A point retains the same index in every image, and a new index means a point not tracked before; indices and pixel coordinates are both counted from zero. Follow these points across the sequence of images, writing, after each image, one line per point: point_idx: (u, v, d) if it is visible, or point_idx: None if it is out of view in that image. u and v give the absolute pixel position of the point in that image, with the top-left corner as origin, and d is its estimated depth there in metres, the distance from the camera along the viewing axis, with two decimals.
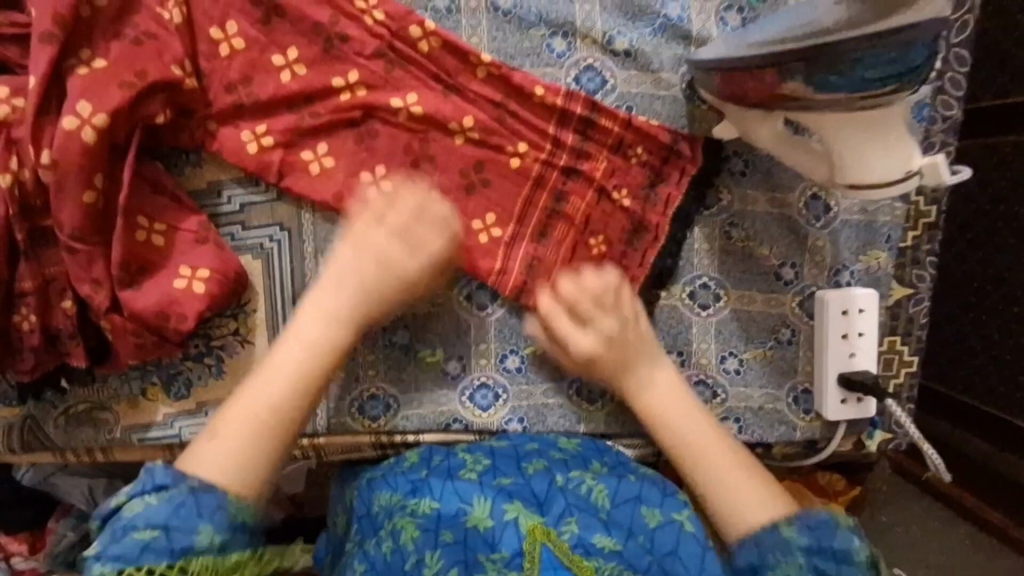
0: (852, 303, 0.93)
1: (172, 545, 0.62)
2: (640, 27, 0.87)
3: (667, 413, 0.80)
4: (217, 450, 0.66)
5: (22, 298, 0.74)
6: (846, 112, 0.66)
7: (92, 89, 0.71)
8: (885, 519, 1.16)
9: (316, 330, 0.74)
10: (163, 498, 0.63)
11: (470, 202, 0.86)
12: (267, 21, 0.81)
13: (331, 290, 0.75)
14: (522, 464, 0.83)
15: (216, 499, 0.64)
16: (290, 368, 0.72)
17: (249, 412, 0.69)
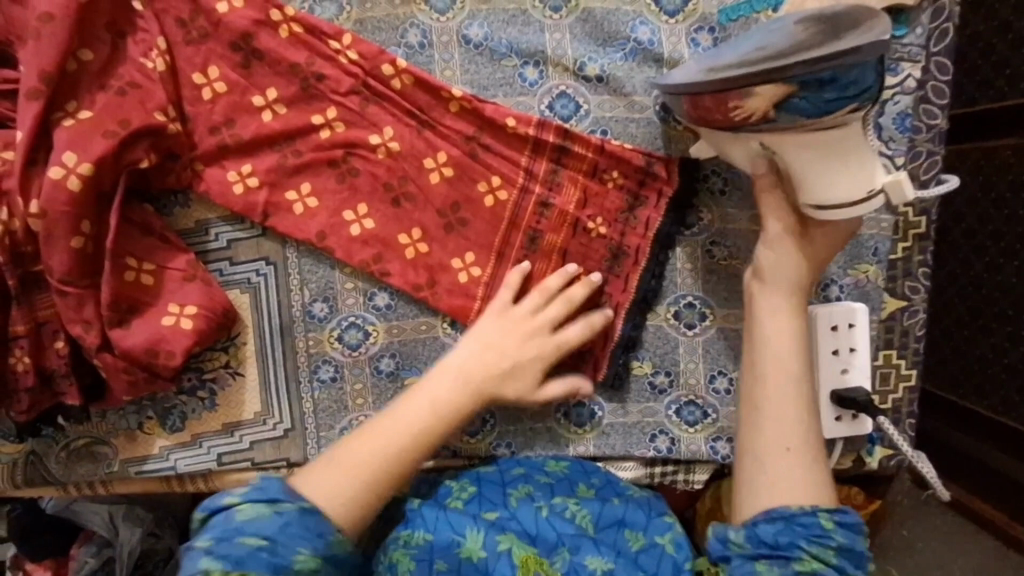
0: (842, 319, 0.91)
1: (273, 561, 0.62)
2: (610, 53, 0.88)
3: (769, 337, 0.75)
4: (344, 477, 0.71)
5: (16, 342, 0.77)
6: (814, 134, 0.67)
7: (78, 141, 0.75)
8: (906, 534, 1.10)
9: (445, 388, 0.78)
10: (275, 512, 0.65)
11: (448, 241, 0.88)
12: (247, 65, 0.84)
13: (471, 360, 0.80)
14: (507, 491, 0.81)
15: (326, 527, 0.66)
16: (420, 425, 0.75)
17: (376, 456, 0.72)
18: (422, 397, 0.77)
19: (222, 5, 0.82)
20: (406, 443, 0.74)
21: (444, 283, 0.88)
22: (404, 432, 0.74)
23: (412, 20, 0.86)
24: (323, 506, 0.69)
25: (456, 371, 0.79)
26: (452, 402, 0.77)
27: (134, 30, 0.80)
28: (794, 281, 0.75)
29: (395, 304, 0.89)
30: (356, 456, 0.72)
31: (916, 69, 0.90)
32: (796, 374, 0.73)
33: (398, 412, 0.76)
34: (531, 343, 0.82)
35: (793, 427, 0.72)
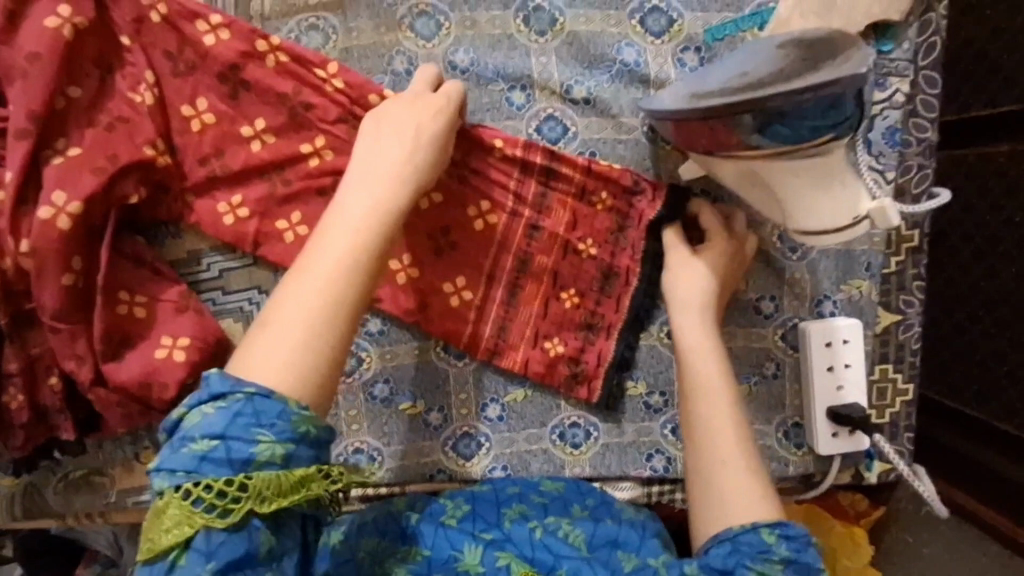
0: (835, 335, 0.91)
1: (231, 456, 0.53)
2: (597, 75, 0.89)
3: (697, 361, 0.80)
4: (278, 347, 0.57)
5: (9, 379, 0.77)
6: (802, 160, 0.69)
7: (67, 179, 0.75)
8: (910, 540, 1.08)
9: (357, 208, 0.65)
10: (221, 408, 0.54)
11: (440, 265, 0.89)
12: (235, 95, 0.83)
13: (373, 173, 0.68)
14: (502, 510, 0.82)
15: (280, 407, 0.55)
16: (346, 259, 0.61)
17: (319, 296, 0.60)
18: (338, 221, 0.64)
19: (209, 37, 0.82)
20: (345, 270, 0.61)
21: (436, 309, 0.90)
22: (335, 260, 0.61)
23: (398, 47, 0.87)
24: (277, 383, 0.56)
25: (371, 181, 0.67)
26: (375, 214, 0.65)
27: (121, 64, 0.81)
28: (701, 302, 0.84)
29: (387, 330, 0.91)
30: (291, 314, 0.59)
31: (904, 83, 0.89)
32: (722, 387, 0.79)
33: (320, 249, 0.62)
34: (426, 127, 0.74)
35: (726, 438, 0.76)
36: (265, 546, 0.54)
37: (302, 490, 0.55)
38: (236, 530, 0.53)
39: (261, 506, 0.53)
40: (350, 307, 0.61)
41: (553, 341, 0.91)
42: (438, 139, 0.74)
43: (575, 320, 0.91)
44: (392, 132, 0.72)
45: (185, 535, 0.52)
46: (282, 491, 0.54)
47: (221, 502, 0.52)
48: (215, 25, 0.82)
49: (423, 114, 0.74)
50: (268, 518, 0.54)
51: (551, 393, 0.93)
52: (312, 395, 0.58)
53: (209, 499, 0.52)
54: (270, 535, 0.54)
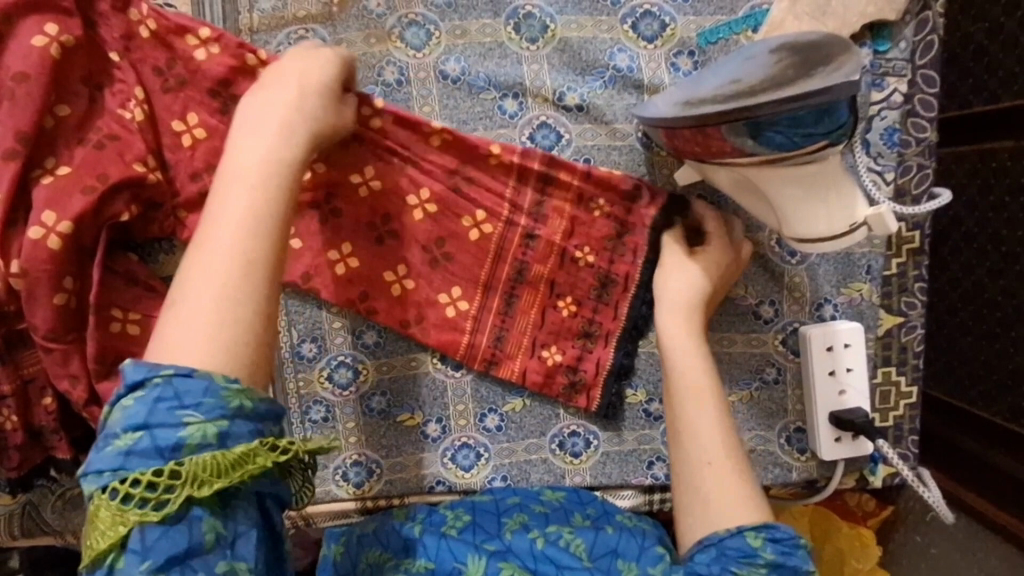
0: (837, 339, 0.90)
1: (159, 444, 0.50)
2: (589, 81, 0.88)
3: (678, 358, 0.80)
4: (191, 320, 0.54)
5: (1, 401, 0.76)
6: (797, 168, 0.70)
7: (56, 198, 0.75)
8: (919, 540, 1.08)
9: (247, 166, 0.61)
10: (139, 397, 0.51)
11: (435, 276, 0.89)
12: (227, 110, 0.82)
13: (259, 126, 0.65)
14: (502, 521, 0.80)
15: (204, 384, 0.51)
16: (248, 216, 0.58)
17: (225, 257, 0.56)
18: (231, 182, 0.60)
19: (199, 52, 0.80)
20: (249, 229, 0.58)
21: (432, 320, 0.89)
22: (236, 221, 0.58)
23: (388, 57, 0.86)
24: (200, 360, 0.53)
25: (260, 135, 0.64)
26: (268, 169, 0.62)
27: (112, 81, 0.80)
28: (690, 300, 0.83)
29: (383, 341, 0.91)
30: (201, 284, 0.55)
31: (902, 83, 0.88)
32: (704, 386, 0.78)
33: (217, 215, 0.59)
34: (312, 73, 0.70)
35: (710, 438, 0.76)
36: (211, 534, 0.50)
37: (244, 468, 0.51)
38: (175, 522, 0.49)
39: (198, 490, 0.49)
40: (264, 265, 0.58)
41: (550, 350, 0.91)
42: (328, 85, 0.71)
43: (573, 328, 0.90)
44: (272, 87, 0.68)
45: (119, 536, 0.49)
46: (220, 472, 0.50)
47: (152, 494, 0.49)
48: (205, 40, 0.80)
49: (308, 62, 0.71)
50: (209, 506, 0.51)
51: (550, 403, 0.92)
52: (244, 365, 0.54)
53: (139, 493, 0.49)
54: (215, 521, 0.50)
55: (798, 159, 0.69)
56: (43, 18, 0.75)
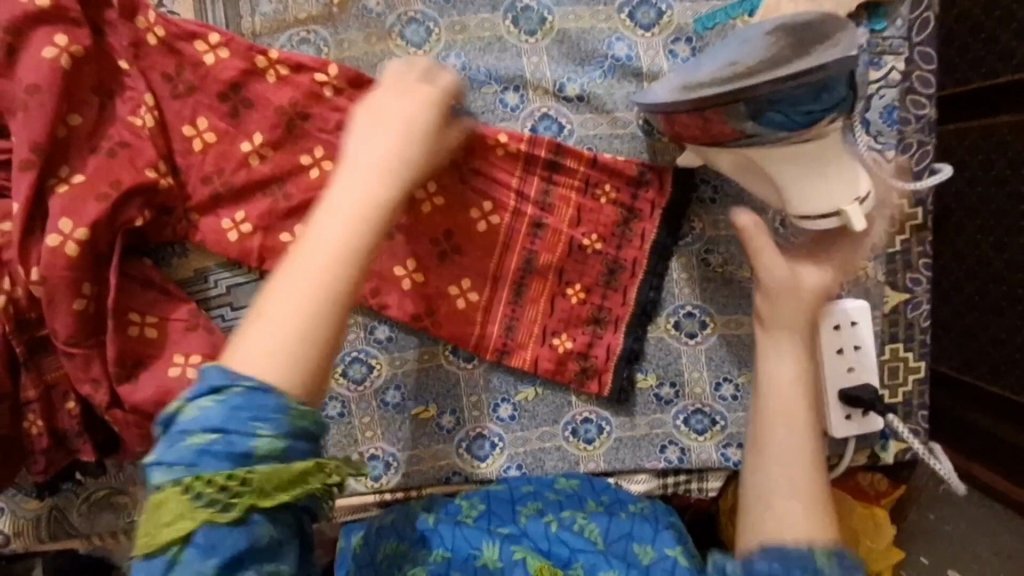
0: (843, 317, 0.91)
1: (231, 449, 0.50)
2: (589, 71, 0.89)
3: (777, 379, 0.69)
4: (274, 331, 0.53)
5: (27, 406, 0.78)
6: (790, 146, 0.73)
7: (73, 206, 0.76)
8: (933, 518, 1.08)
9: (362, 176, 0.58)
10: (219, 400, 0.50)
11: (444, 268, 0.90)
12: (235, 113, 0.84)
13: (360, 162, 0.59)
14: (517, 509, 0.84)
15: (278, 400, 0.51)
16: (352, 231, 0.56)
17: (317, 271, 0.55)
18: (327, 215, 0.56)
19: (208, 56, 0.83)
20: (338, 269, 0.55)
21: (444, 312, 0.90)
22: (327, 255, 0.55)
23: (389, 56, 0.87)
24: (273, 374, 0.52)
25: (377, 140, 0.60)
26: (379, 181, 0.58)
27: (121, 88, 0.82)
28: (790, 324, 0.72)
29: (395, 336, 0.92)
30: (290, 296, 0.54)
31: (899, 61, 0.89)
32: (803, 412, 0.67)
33: (316, 225, 0.56)
34: (417, 115, 0.62)
35: (797, 461, 0.65)
36: (266, 538, 0.52)
37: (302, 485, 0.52)
38: (238, 525, 0.51)
39: (262, 499, 0.51)
40: (345, 305, 0.55)
41: (561, 337, 0.92)
42: (429, 125, 0.63)
43: (582, 315, 0.92)
44: (379, 115, 0.62)
45: (185, 530, 0.50)
46: (283, 484, 0.51)
47: (222, 497, 0.50)
48: (214, 45, 0.83)
49: (413, 95, 0.63)
50: (268, 512, 0.52)
51: (562, 390, 0.94)
52: (306, 382, 0.54)
53: (210, 494, 0.49)
54: (271, 527, 0.52)
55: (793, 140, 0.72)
56: (52, 29, 0.77)
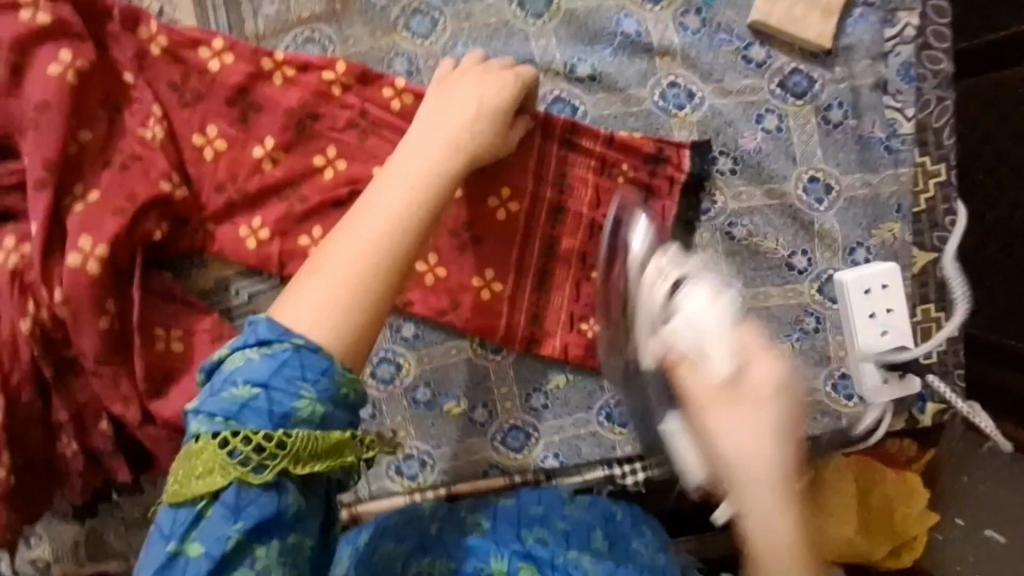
0: (874, 281, 0.90)
1: (272, 408, 0.55)
2: (600, 50, 0.88)
3: (761, 549, 0.59)
4: (326, 293, 0.60)
5: (59, 430, 0.76)
6: (709, 387, 0.64)
7: (90, 224, 0.75)
8: (965, 480, 1.08)
9: (413, 167, 0.69)
10: (265, 354, 0.56)
11: (466, 261, 0.89)
12: (245, 118, 0.83)
13: (431, 139, 0.72)
14: (522, 532, 0.79)
15: (324, 363, 0.57)
16: (404, 209, 0.65)
17: (368, 246, 0.62)
18: (393, 181, 0.67)
19: (214, 63, 0.82)
20: (395, 228, 0.63)
21: (470, 305, 0.89)
22: (387, 216, 0.64)
23: (396, 49, 0.86)
24: (318, 332, 0.58)
25: (431, 139, 0.72)
26: (429, 172, 0.69)
27: (128, 101, 0.80)
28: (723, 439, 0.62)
29: (421, 333, 0.91)
30: (339, 263, 0.61)
31: (912, 16, 0.88)
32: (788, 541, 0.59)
33: (371, 202, 0.65)
34: (489, 99, 0.77)
35: None
36: (293, 507, 0.57)
37: (335, 456, 0.57)
38: (266, 489, 0.56)
39: (294, 466, 0.55)
40: (399, 260, 0.63)
41: (588, 322, 0.91)
42: (500, 113, 0.77)
43: None
44: (454, 103, 0.76)
45: (214, 486, 0.55)
46: (317, 453, 0.56)
47: (258, 456, 0.55)
48: (219, 50, 0.82)
49: (490, 87, 0.78)
50: (297, 480, 0.57)
51: (593, 376, 0.92)
52: (345, 348, 0.59)
53: (247, 449, 0.55)
54: (298, 497, 0.57)
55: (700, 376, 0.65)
56: (56, 45, 0.75)
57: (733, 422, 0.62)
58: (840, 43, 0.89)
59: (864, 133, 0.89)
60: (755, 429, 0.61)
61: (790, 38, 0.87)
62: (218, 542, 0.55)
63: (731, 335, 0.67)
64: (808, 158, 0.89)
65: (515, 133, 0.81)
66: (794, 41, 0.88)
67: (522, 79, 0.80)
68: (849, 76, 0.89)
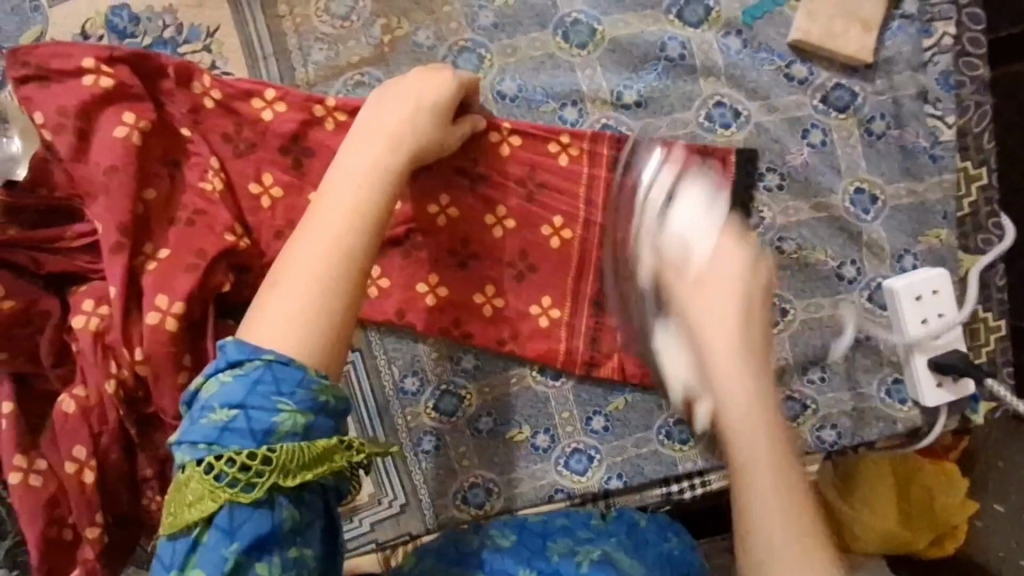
0: (923, 288, 0.90)
1: (252, 427, 0.54)
2: (644, 76, 0.90)
3: (719, 386, 0.59)
4: (289, 302, 0.59)
5: (146, 484, 0.77)
6: (685, 249, 0.67)
7: (164, 282, 0.76)
8: (1002, 464, 1.06)
9: (356, 163, 0.68)
10: (238, 375, 0.55)
11: (523, 290, 0.90)
12: (299, 164, 0.83)
13: (372, 133, 0.71)
14: (549, 545, 0.79)
15: (299, 374, 0.56)
16: (351, 206, 0.65)
17: (324, 248, 0.62)
18: (339, 183, 0.67)
19: (267, 112, 0.83)
20: (350, 227, 0.64)
21: (528, 333, 0.91)
22: (338, 220, 0.64)
23: None
24: (288, 346, 0.57)
25: (371, 136, 0.71)
26: (375, 169, 0.68)
27: (186, 156, 0.81)
28: (694, 301, 0.63)
29: (481, 363, 0.92)
30: (302, 271, 0.61)
31: (949, 26, 0.90)
32: (755, 397, 0.59)
33: (323, 203, 0.65)
34: (429, 95, 0.75)
35: (768, 460, 0.56)
36: (289, 521, 0.55)
37: (326, 463, 0.56)
38: (259, 506, 0.54)
39: (284, 479, 0.54)
40: (357, 261, 0.63)
41: None
42: (440, 107, 0.76)
43: None
44: (395, 97, 0.74)
45: (208, 510, 0.54)
46: (305, 464, 0.54)
47: (245, 476, 0.53)
48: (271, 100, 0.83)
49: (431, 81, 0.77)
50: (290, 494, 0.55)
51: (651, 395, 0.93)
52: (318, 354, 0.58)
53: (233, 473, 0.53)
54: (293, 509, 0.55)
55: (680, 257, 0.66)
56: (120, 108, 0.78)
57: (697, 283, 0.64)
58: (880, 56, 0.90)
59: (907, 142, 0.91)
60: (719, 300, 0.62)
61: (831, 54, 0.89)
62: (216, 566, 0.53)
63: (719, 228, 0.68)
64: (853, 168, 0.91)
65: (457, 132, 0.81)
66: (832, 55, 0.89)
67: (462, 77, 0.79)
68: (890, 87, 0.90)
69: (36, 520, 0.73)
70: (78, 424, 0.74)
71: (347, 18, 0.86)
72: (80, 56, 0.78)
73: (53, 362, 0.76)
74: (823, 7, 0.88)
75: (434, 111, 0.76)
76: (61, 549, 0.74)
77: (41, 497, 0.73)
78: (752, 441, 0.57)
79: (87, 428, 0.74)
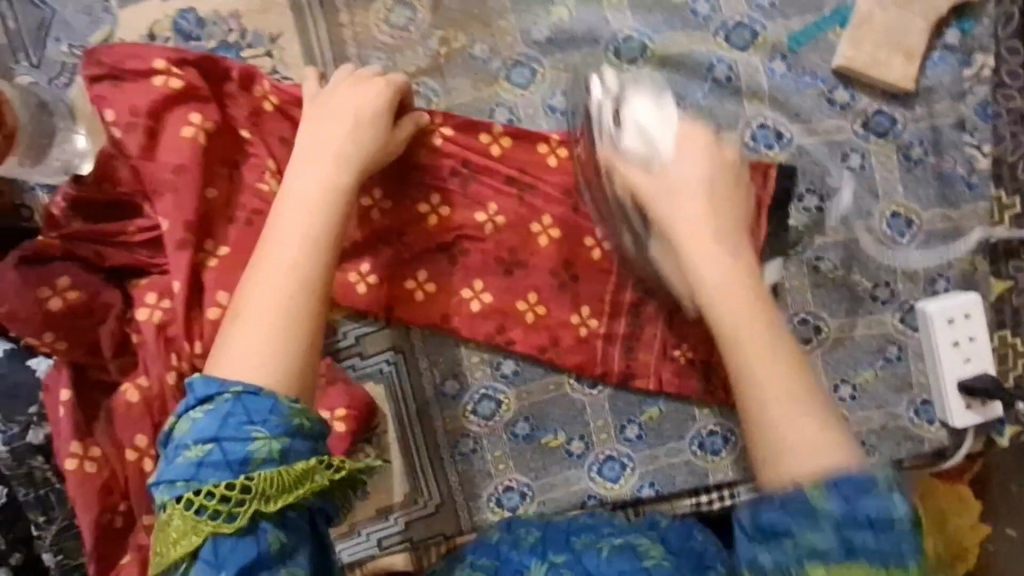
0: (955, 311, 0.92)
1: (228, 458, 0.56)
2: (691, 94, 0.91)
3: (706, 279, 0.71)
4: (250, 333, 0.62)
5: None
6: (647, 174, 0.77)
7: (225, 279, 0.79)
8: (1016, 488, 1.04)
9: (299, 186, 0.72)
10: (208, 411, 0.57)
11: (564, 299, 0.92)
12: None
13: (320, 153, 0.74)
14: (571, 540, 0.80)
15: (270, 402, 0.58)
16: (305, 232, 0.68)
17: (281, 276, 0.65)
18: (289, 206, 0.71)
19: None
20: (304, 251, 0.67)
21: (568, 341, 0.93)
22: (295, 242, 0.68)
23: (497, 100, 0.92)
24: (256, 376, 0.60)
25: (316, 158, 0.74)
26: (322, 190, 0.71)
27: (245, 157, 0.84)
28: (671, 181, 0.75)
29: (520, 369, 0.94)
30: (266, 301, 0.64)
31: (989, 58, 0.93)
32: (728, 279, 0.71)
33: (274, 230, 0.69)
34: (368, 104, 0.78)
35: (752, 330, 0.67)
36: (276, 545, 0.56)
37: (306, 484, 0.57)
38: (244, 534, 0.55)
39: (264, 505, 0.55)
40: (313, 283, 0.66)
41: (682, 348, 0.94)
42: (377, 117, 0.78)
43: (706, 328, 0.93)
44: (335, 113, 0.77)
45: (193, 544, 0.55)
46: (283, 488, 0.56)
47: (225, 506, 0.55)
48: None
49: (365, 92, 0.78)
50: (273, 519, 0.56)
51: (685, 405, 0.95)
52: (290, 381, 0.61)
53: (212, 505, 0.55)
54: (278, 533, 0.56)
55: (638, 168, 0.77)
56: (187, 108, 0.81)
57: (660, 179, 0.76)
58: (922, 85, 0.93)
59: (944, 169, 0.93)
60: (684, 189, 0.75)
61: (873, 80, 0.92)
62: None
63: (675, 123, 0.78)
64: (890, 193, 0.93)
65: (401, 134, 0.83)
66: (875, 82, 0.92)
67: (393, 83, 0.80)
68: (929, 115, 0.93)
69: (89, 508, 0.73)
70: (140, 413, 0.76)
71: (404, 29, 0.90)
72: (151, 57, 0.81)
73: (113, 353, 0.78)
74: (869, 35, 0.91)
75: (376, 123, 0.78)
76: (112, 538, 0.75)
77: (94, 484, 0.74)
78: (725, 286, 0.70)
79: (148, 418, 0.76)
